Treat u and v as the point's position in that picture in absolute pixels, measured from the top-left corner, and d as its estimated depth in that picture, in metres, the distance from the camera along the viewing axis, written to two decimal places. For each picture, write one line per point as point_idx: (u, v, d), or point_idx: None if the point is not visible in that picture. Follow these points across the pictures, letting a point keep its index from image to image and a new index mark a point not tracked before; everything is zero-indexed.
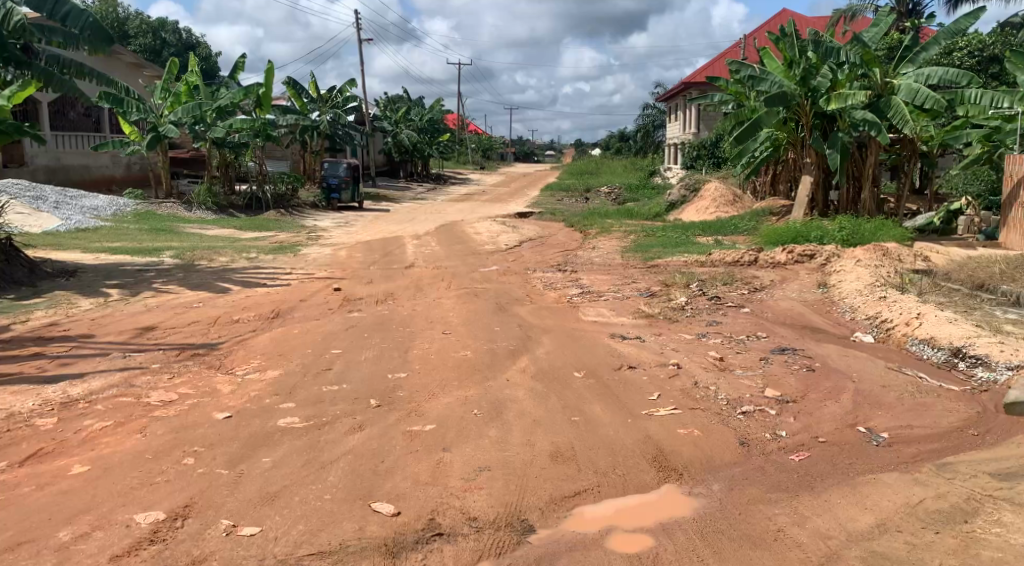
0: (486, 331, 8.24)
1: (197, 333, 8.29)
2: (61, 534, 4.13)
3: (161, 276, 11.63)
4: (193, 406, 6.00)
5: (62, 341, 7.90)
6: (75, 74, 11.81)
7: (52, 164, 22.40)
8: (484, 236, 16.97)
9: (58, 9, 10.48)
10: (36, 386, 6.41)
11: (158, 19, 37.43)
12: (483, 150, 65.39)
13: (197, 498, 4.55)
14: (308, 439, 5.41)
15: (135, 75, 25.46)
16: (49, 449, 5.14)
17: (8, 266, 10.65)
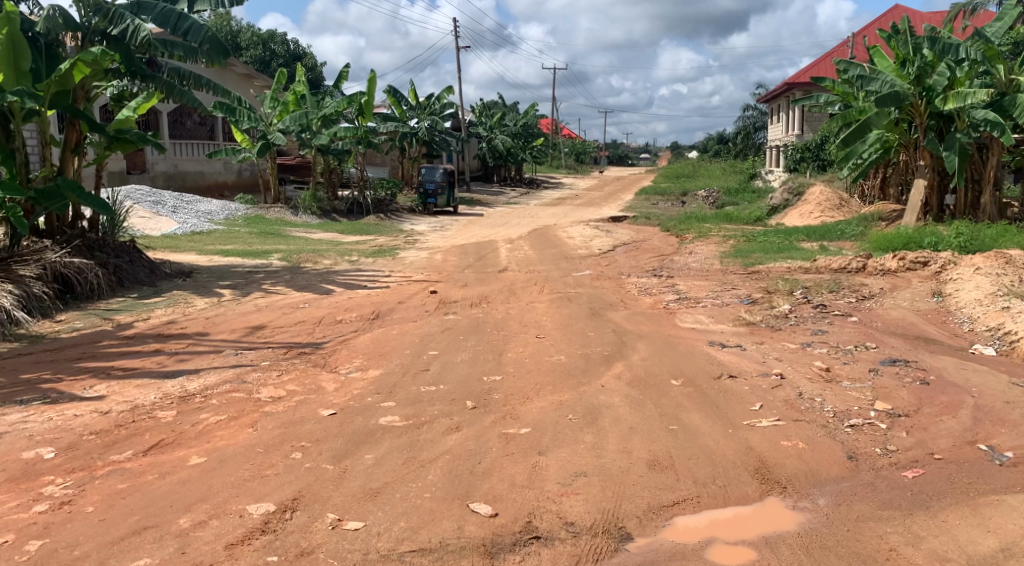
0: (581, 336, 8.23)
1: (303, 332, 8.61)
2: (182, 521, 4.35)
3: (270, 278, 12.15)
4: (300, 402, 6.24)
5: (179, 338, 8.35)
6: (193, 85, 12.46)
7: (171, 171, 23.72)
8: (578, 240, 16.96)
9: (181, 25, 11.07)
10: (158, 380, 6.81)
11: (268, 31, 39.12)
12: (577, 154, 65.38)
13: (305, 491, 4.73)
14: (408, 438, 5.53)
15: (245, 85, 26.66)
16: (169, 440, 5.43)
17: (132, 267, 11.32)
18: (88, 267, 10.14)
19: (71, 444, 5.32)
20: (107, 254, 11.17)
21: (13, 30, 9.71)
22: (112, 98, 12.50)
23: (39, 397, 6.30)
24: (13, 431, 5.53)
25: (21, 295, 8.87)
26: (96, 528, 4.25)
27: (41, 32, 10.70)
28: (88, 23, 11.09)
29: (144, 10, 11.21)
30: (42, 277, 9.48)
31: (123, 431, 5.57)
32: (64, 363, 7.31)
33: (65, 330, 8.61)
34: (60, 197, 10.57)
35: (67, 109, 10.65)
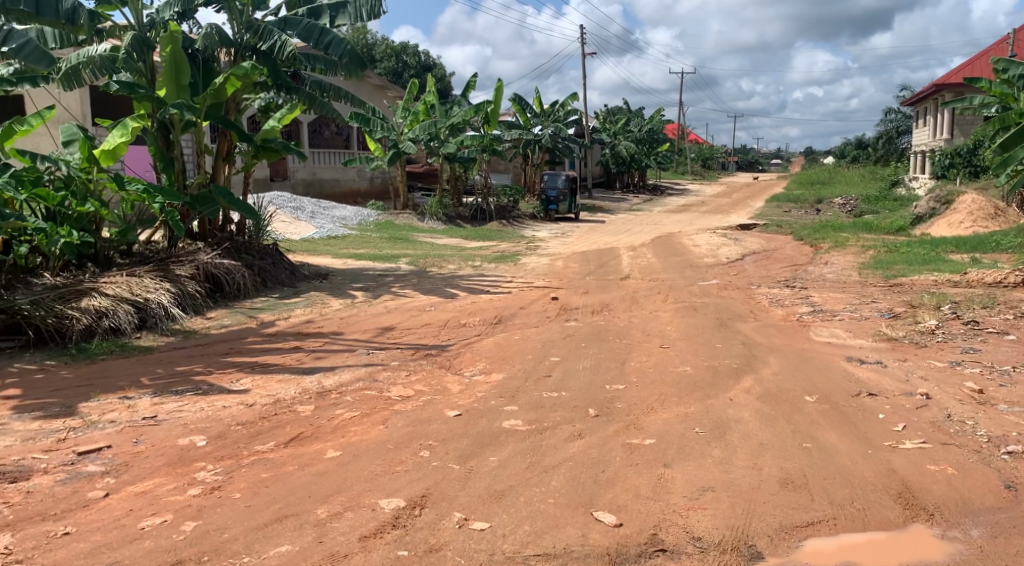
0: (708, 348, 8.04)
1: (429, 335, 8.84)
2: (320, 511, 4.56)
3: (399, 281, 12.54)
4: (428, 402, 6.41)
5: (316, 336, 8.76)
6: (333, 96, 13.07)
7: (309, 178, 24.95)
8: (704, 248, 16.57)
9: (323, 38, 11.65)
10: (296, 376, 7.17)
11: (400, 44, 40.56)
12: (703, 160, 64.03)
13: (433, 489, 4.84)
14: (531, 442, 5.57)
15: (379, 96, 27.73)
16: (307, 433, 5.71)
17: (274, 268, 11.96)
18: (236, 268, 10.80)
19: (220, 433, 5.68)
20: (252, 256, 11.85)
21: (175, 48, 10.49)
22: (259, 109, 13.27)
23: (192, 388, 6.76)
24: (169, 419, 5.96)
25: (178, 292, 9.55)
26: (243, 513, 4.51)
27: (200, 48, 11.52)
28: (241, 39, 11.84)
29: (290, 26, 11.82)
30: (195, 276, 10.17)
31: (266, 423, 5.89)
32: (214, 357, 7.81)
33: (214, 327, 9.20)
34: (213, 203, 11.34)
35: (220, 120, 11.38)
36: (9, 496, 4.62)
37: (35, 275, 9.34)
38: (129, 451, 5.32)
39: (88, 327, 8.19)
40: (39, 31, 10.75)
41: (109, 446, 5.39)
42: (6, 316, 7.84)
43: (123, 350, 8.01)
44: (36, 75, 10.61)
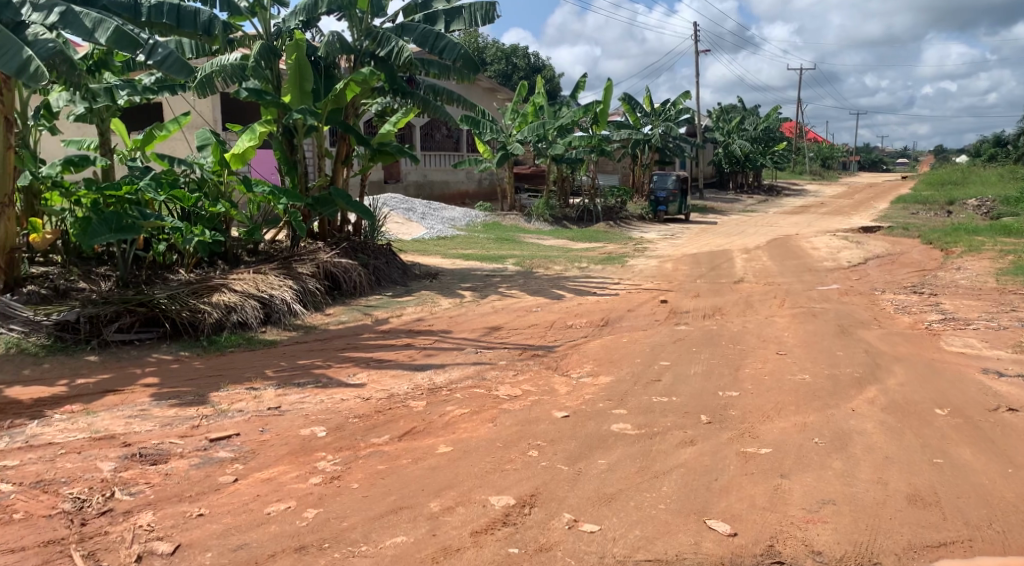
0: (827, 355, 7.73)
1: (537, 335, 8.88)
2: (432, 505, 4.66)
3: (506, 281, 12.67)
4: (536, 402, 6.44)
5: (427, 334, 8.95)
6: (446, 100, 13.31)
7: (421, 180, 25.54)
8: (824, 251, 15.93)
9: (438, 43, 11.84)
10: (409, 372, 7.36)
11: (510, 46, 40.91)
12: (823, 160, 61.59)
13: (542, 489, 4.87)
14: (641, 447, 5.51)
15: (489, 99, 28.11)
16: (419, 428, 5.85)
17: (388, 267, 12.30)
18: (352, 267, 11.18)
19: (339, 425, 5.89)
20: (368, 255, 12.23)
21: (300, 55, 10.96)
22: (376, 114, 13.68)
23: (312, 381, 7.05)
24: (292, 410, 6.23)
25: (299, 289, 9.97)
26: (361, 504, 4.66)
27: (322, 55, 11.98)
28: (360, 46, 12.25)
29: (407, 32, 12.10)
30: (316, 274, 10.60)
31: (381, 417, 6.07)
32: (331, 352, 8.12)
33: (333, 323, 9.56)
34: (332, 204, 11.77)
35: (340, 125, 11.81)
36: (150, 477, 4.95)
37: (171, 271, 10.01)
38: (255, 439, 5.60)
39: (219, 321, 8.65)
40: (177, 42, 11.45)
41: (237, 434, 5.69)
42: (146, 309, 8.33)
43: (250, 343, 8.44)
44: (174, 84, 11.30)
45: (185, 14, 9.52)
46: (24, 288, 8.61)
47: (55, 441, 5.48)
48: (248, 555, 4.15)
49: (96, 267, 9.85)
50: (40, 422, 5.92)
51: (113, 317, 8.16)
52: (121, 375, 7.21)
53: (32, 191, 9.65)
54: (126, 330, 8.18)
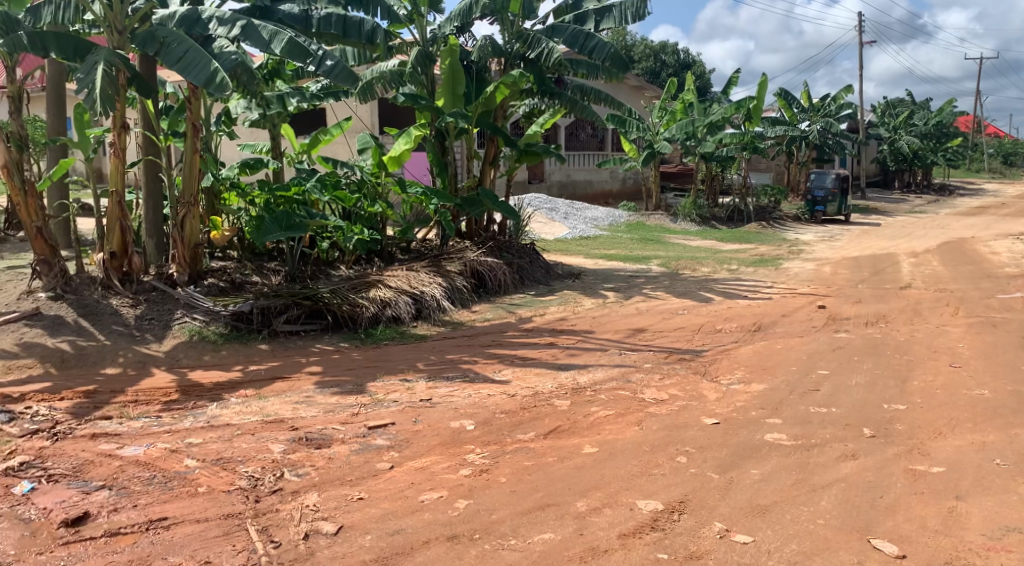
0: (1009, 370, 7.10)
1: (684, 338, 8.70)
2: (579, 504, 4.68)
3: (650, 282, 12.48)
4: (684, 408, 6.30)
5: (571, 334, 8.99)
6: (594, 99, 13.26)
7: (565, 180, 25.64)
8: (1005, 256, 14.63)
9: (588, 43, 11.85)
10: (553, 371, 7.42)
11: (660, 43, 40.31)
12: (1002, 156, 56.71)
13: (692, 496, 4.77)
14: (797, 458, 5.28)
15: (635, 97, 27.82)
16: (564, 427, 5.88)
17: (532, 267, 12.43)
18: (498, 265, 11.40)
19: (486, 419, 6.03)
20: (513, 255, 12.41)
21: (454, 60, 11.28)
22: (524, 115, 13.84)
23: (460, 375, 7.25)
24: (442, 402, 6.43)
25: (448, 287, 10.27)
26: (509, 498, 4.74)
27: (474, 59, 12.28)
28: (511, 48, 12.42)
29: (557, 32, 12.17)
30: (463, 272, 10.89)
31: (527, 414, 6.15)
32: (478, 348, 8.31)
33: (479, 319, 9.78)
34: (480, 204, 12.04)
35: (490, 127, 12.06)
36: (315, 460, 5.26)
37: (333, 268, 10.60)
38: (408, 429, 5.83)
39: (375, 315, 9.07)
40: (341, 50, 12.09)
41: (392, 423, 5.94)
42: (311, 302, 8.84)
43: (402, 337, 8.79)
44: (337, 90, 11.94)
45: (351, 23, 10.07)
46: (206, 281, 9.40)
47: (231, 422, 5.93)
48: (403, 540, 4.32)
49: (267, 263, 10.60)
50: (218, 404, 6.43)
51: (282, 309, 8.72)
52: (287, 363, 7.70)
53: (213, 192, 10.49)
54: (293, 321, 8.72)
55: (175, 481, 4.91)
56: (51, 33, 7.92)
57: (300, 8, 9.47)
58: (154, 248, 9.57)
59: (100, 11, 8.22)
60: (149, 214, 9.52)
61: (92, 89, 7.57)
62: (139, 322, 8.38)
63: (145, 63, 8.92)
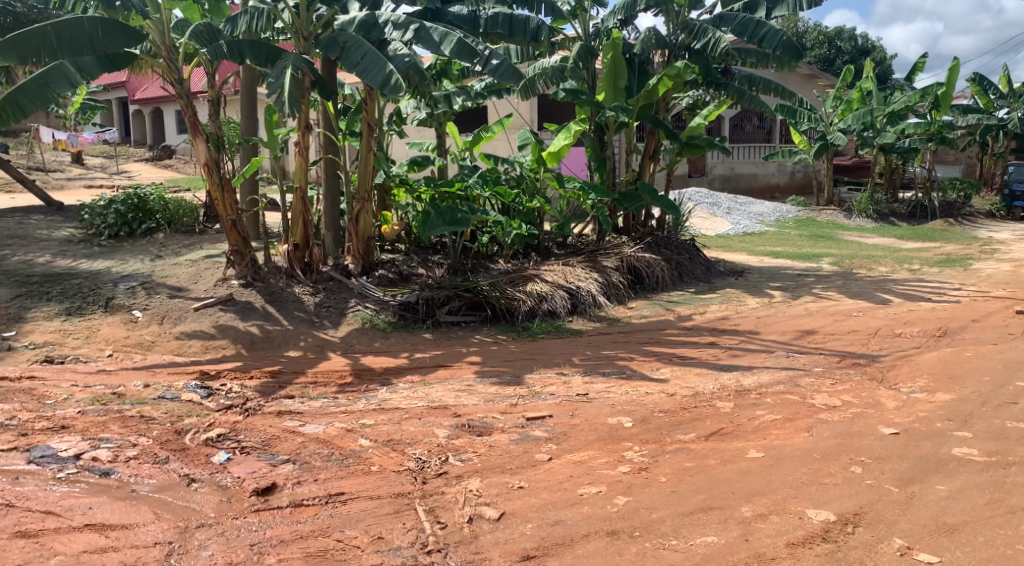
0: None
1: (858, 342, 8.21)
2: (744, 509, 4.53)
3: (821, 282, 11.86)
4: (858, 416, 5.95)
5: (734, 333, 8.72)
6: (763, 89, 12.70)
7: (728, 174, 24.87)
8: None
9: (758, 32, 11.40)
10: (714, 371, 7.22)
11: (835, 28, 38.14)
12: None
13: (868, 509, 4.50)
14: (991, 476, 4.85)
15: (807, 86, 26.47)
16: (727, 429, 5.71)
17: (692, 263, 12.13)
18: (656, 261, 11.21)
19: (645, 417, 5.96)
20: (672, 250, 12.17)
21: (616, 53, 11.18)
22: (687, 107, 13.53)
23: (617, 371, 7.22)
24: (599, 398, 6.43)
25: (604, 282, 10.23)
26: (670, 498, 4.67)
27: (638, 52, 12.13)
28: (675, 39, 12.14)
29: (725, 22, 11.77)
30: (620, 268, 10.81)
31: (688, 414, 6.03)
32: (636, 345, 8.23)
33: (637, 316, 9.67)
34: (639, 199, 11.90)
35: (651, 120, 11.88)
36: (477, 446, 5.42)
37: (492, 262, 10.85)
38: (567, 422, 5.87)
39: (531, 309, 9.19)
40: (506, 48, 12.32)
41: (551, 415, 6.01)
42: (471, 295, 9.10)
43: (558, 331, 8.86)
44: (501, 88, 12.19)
45: (517, 22, 10.21)
46: (376, 272, 9.83)
47: (400, 406, 6.21)
48: (563, 532, 4.36)
49: (431, 255, 11.02)
50: (387, 388, 6.75)
51: (444, 300, 9.03)
52: (450, 352, 7.96)
53: (384, 188, 10.98)
54: (454, 313, 9.02)
55: (350, 459, 5.21)
56: (246, 41, 8.62)
57: (469, 9, 9.83)
58: (332, 240, 10.19)
59: (290, 20, 8.89)
60: (327, 209, 10.11)
61: (281, 93, 8.14)
62: (317, 310, 8.95)
63: (326, 66, 9.49)
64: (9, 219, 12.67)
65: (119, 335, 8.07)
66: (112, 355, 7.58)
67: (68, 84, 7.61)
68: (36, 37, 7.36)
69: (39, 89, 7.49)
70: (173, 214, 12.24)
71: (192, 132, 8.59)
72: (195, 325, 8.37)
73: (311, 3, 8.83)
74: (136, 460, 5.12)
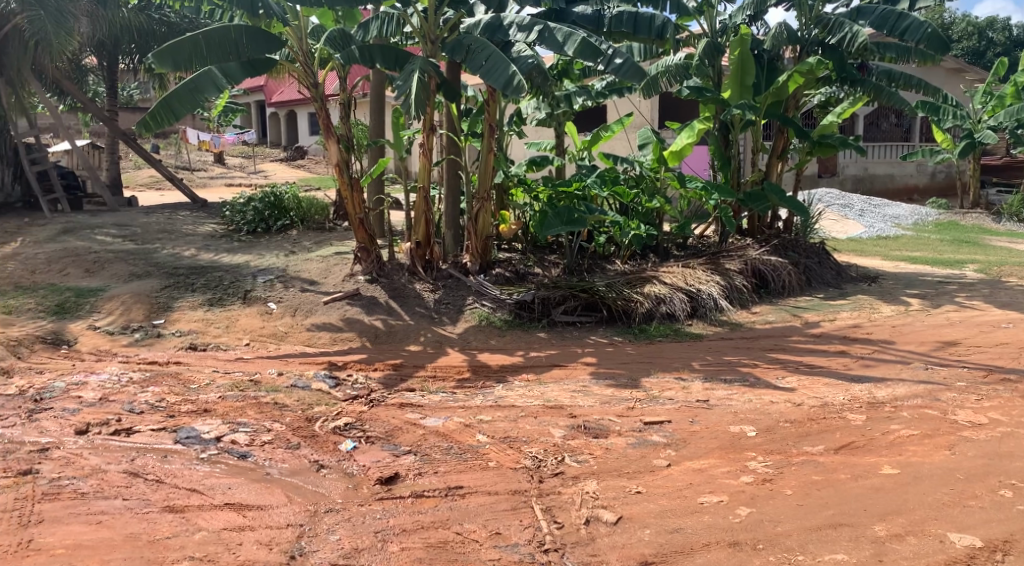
0: None
1: (1006, 356, 7.63)
2: (877, 528, 4.31)
3: (965, 290, 11.09)
4: (1007, 435, 5.53)
5: (866, 342, 8.29)
6: (903, 85, 12.00)
7: (861, 174, 23.72)
8: None
9: (900, 24, 10.81)
10: (845, 382, 6.88)
11: (987, 18, 35.61)
12: None
13: (1019, 536, 4.18)
14: None
15: (953, 81, 24.83)
16: (859, 443, 5.43)
17: (821, 268, 11.62)
18: (782, 265, 10.81)
19: (770, 427, 5.76)
20: (800, 254, 11.70)
21: (743, 50, 10.84)
22: (819, 105, 12.97)
23: (740, 379, 7.00)
24: (720, 405, 6.26)
25: (726, 286, 9.94)
26: (797, 511, 4.49)
27: (767, 48, 11.73)
28: (808, 34, 11.64)
29: (864, 15, 11.25)
30: (743, 271, 10.49)
31: (816, 425, 5.77)
32: (760, 352, 7.97)
33: (760, 321, 9.35)
34: (765, 199, 11.49)
35: (779, 118, 11.44)
36: (593, 448, 5.39)
37: (609, 262, 10.77)
38: (686, 429, 5.74)
39: (649, 311, 9.06)
40: (629, 47, 12.20)
41: (670, 421, 5.90)
42: (587, 295, 9.06)
43: (677, 335, 8.69)
44: (623, 87, 12.07)
45: (642, 20, 10.04)
46: (494, 271, 9.96)
47: (517, 404, 6.26)
48: (683, 540, 4.27)
49: (548, 255, 11.05)
50: (504, 385, 6.83)
51: (560, 300, 9.03)
52: (566, 353, 7.96)
53: (503, 188, 11.09)
54: (570, 313, 9.01)
55: (468, 453, 5.29)
56: (377, 46, 8.90)
57: (593, 8, 9.87)
58: (452, 239, 10.38)
59: (418, 24, 9.10)
60: (448, 208, 10.32)
61: (408, 96, 8.34)
62: (437, 306, 9.15)
63: (451, 69, 9.66)
64: (160, 215, 13.65)
65: (255, 325, 8.52)
66: (249, 344, 8.02)
67: (214, 89, 7.99)
68: (188, 46, 7.86)
69: (189, 94, 7.96)
70: (305, 211, 12.83)
71: (325, 134, 8.96)
72: (324, 318, 8.73)
73: (439, 7, 9.02)
74: (271, 445, 5.39)
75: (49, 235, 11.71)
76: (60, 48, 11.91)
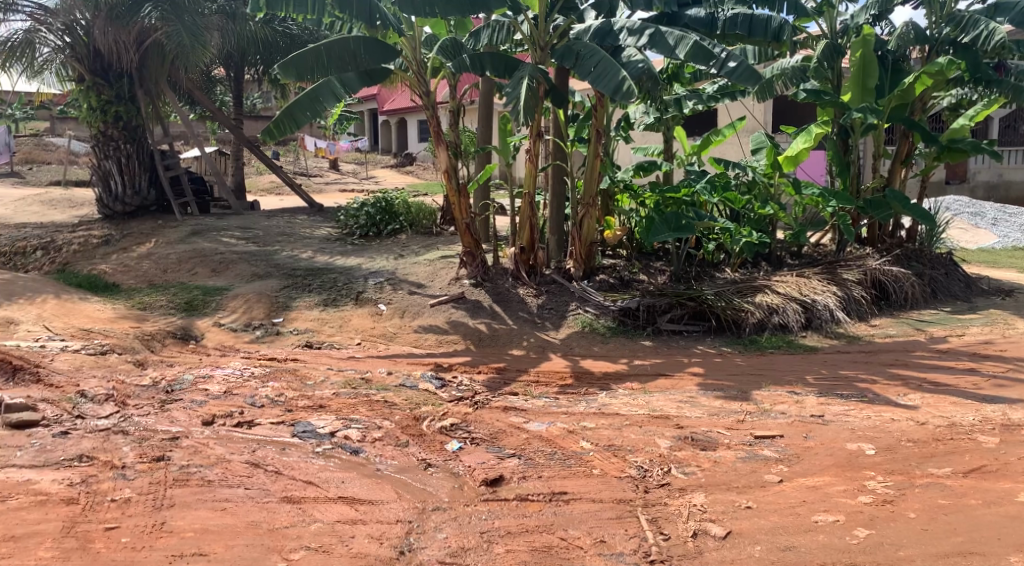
0: None
1: None
2: (1012, 559, 4.04)
3: None
4: None
5: (998, 360, 7.77)
6: None
7: (994, 180, 22.30)
8: None
9: None
10: (976, 402, 6.46)
11: None
12: None
13: None
14: None
15: None
16: (992, 467, 5.09)
17: (948, 280, 10.97)
18: (905, 276, 10.27)
19: (891, 446, 5.47)
20: (924, 265, 11.09)
21: (866, 51, 10.41)
22: (948, 107, 12.28)
23: (857, 394, 6.69)
24: (836, 421, 6.00)
25: (843, 297, 9.53)
26: (922, 536, 4.26)
27: (892, 49, 11.19)
28: (938, 33, 11.05)
29: (1002, 11, 10.58)
30: (862, 282, 10.03)
31: (941, 446, 5.45)
32: (879, 366, 7.60)
33: (880, 335, 8.92)
34: (887, 207, 10.95)
35: (904, 122, 10.89)
36: (701, 460, 5.26)
37: (718, 270, 10.52)
38: (800, 444, 5.53)
39: (760, 321, 8.79)
40: (743, 49, 11.91)
41: (782, 435, 5.70)
42: (695, 304, 8.88)
43: (789, 346, 8.40)
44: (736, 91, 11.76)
45: (757, 21, 9.78)
46: (598, 277, 9.91)
47: (621, 412, 6.19)
48: (796, 558, 4.12)
49: (654, 262, 10.90)
50: (608, 393, 6.77)
51: (666, 308, 8.90)
52: (672, 362, 7.82)
53: (608, 194, 11.01)
54: (676, 321, 8.86)
55: (572, 460, 5.27)
56: (488, 54, 9.03)
57: (707, 11, 9.63)
58: (556, 244, 10.38)
59: (529, 32, 9.15)
60: (553, 213, 10.33)
61: (517, 103, 8.41)
62: (541, 311, 9.17)
63: (560, 75, 9.68)
64: (280, 218, 14.29)
65: (366, 325, 8.79)
66: (361, 343, 8.28)
67: (332, 97, 8.39)
68: (309, 57, 8.17)
69: (309, 103, 8.38)
70: (414, 216, 13.13)
71: (435, 140, 9.15)
72: (431, 320, 8.91)
73: (550, 14, 9.03)
74: (381, 442, 5.54)
75: (180, 236, 12.45)
76: (194, 60, 12.64)
